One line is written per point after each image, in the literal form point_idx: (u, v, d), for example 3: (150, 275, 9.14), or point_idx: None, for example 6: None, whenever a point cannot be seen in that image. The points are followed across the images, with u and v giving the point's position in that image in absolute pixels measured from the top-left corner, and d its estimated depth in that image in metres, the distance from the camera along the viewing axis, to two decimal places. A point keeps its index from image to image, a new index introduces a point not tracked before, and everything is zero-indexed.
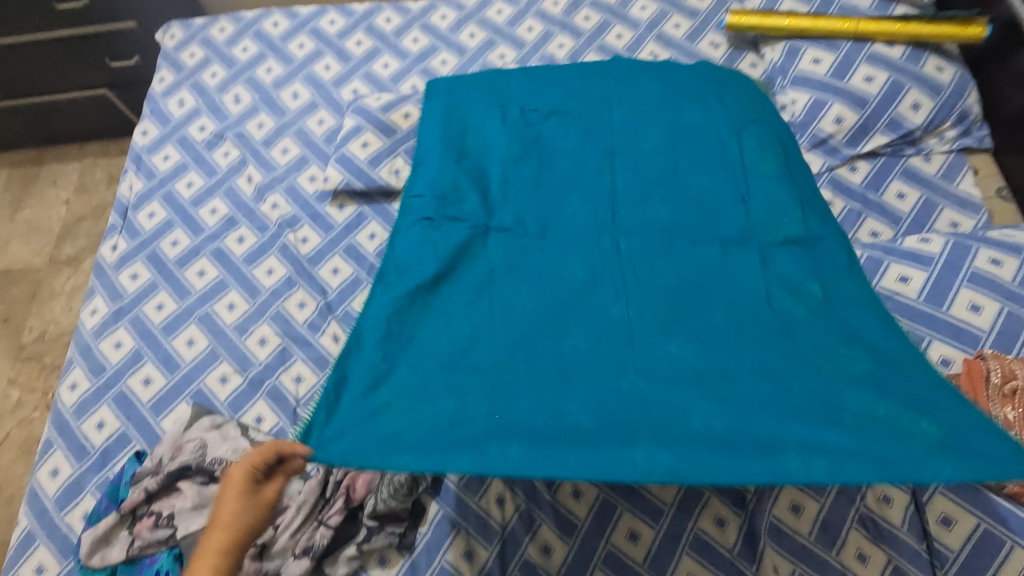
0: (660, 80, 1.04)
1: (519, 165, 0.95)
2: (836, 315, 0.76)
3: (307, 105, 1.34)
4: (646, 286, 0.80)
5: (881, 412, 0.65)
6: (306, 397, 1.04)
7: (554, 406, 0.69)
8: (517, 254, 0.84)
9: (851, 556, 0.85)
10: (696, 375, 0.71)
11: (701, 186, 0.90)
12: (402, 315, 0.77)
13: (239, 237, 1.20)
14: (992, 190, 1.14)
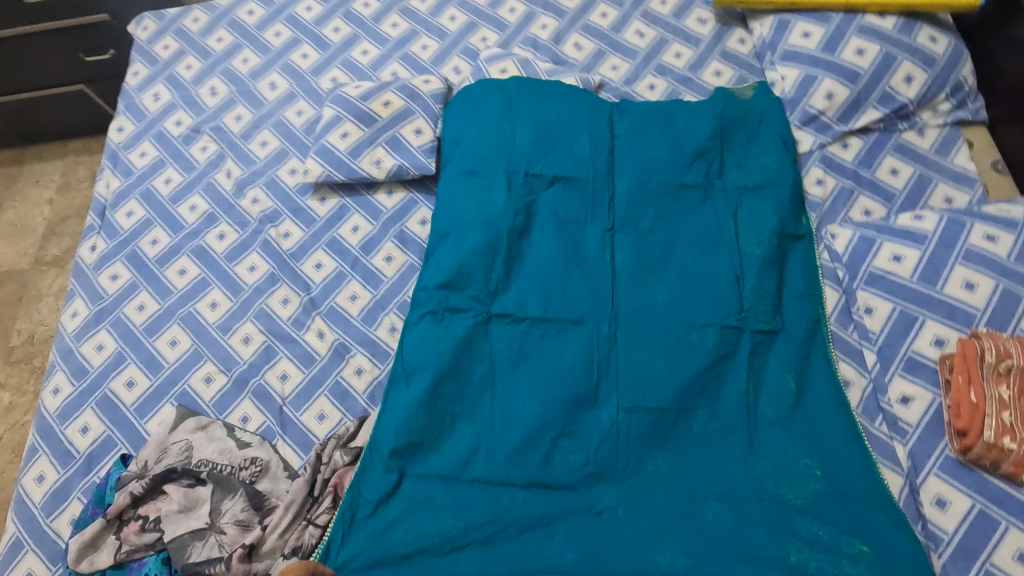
0: (667, 142, 1.07)
1: (522, 242, 1.02)
2: (804, 426, 0.87)
3: (285, 96, 1.30)
4: (636, 386, 0.90)
5: (821, 537, 0.80)
6: (292, 396, 1.02)
7: (542, 533, 0.83)
8: (518, 352, 0.94)
9: None
10: (670, 492, 0.85)
11: (694, 272, 0.98)
12: (412, 425, 0.89)
13: (219, 233, 1.17)
14: (987, 164, 1.10)
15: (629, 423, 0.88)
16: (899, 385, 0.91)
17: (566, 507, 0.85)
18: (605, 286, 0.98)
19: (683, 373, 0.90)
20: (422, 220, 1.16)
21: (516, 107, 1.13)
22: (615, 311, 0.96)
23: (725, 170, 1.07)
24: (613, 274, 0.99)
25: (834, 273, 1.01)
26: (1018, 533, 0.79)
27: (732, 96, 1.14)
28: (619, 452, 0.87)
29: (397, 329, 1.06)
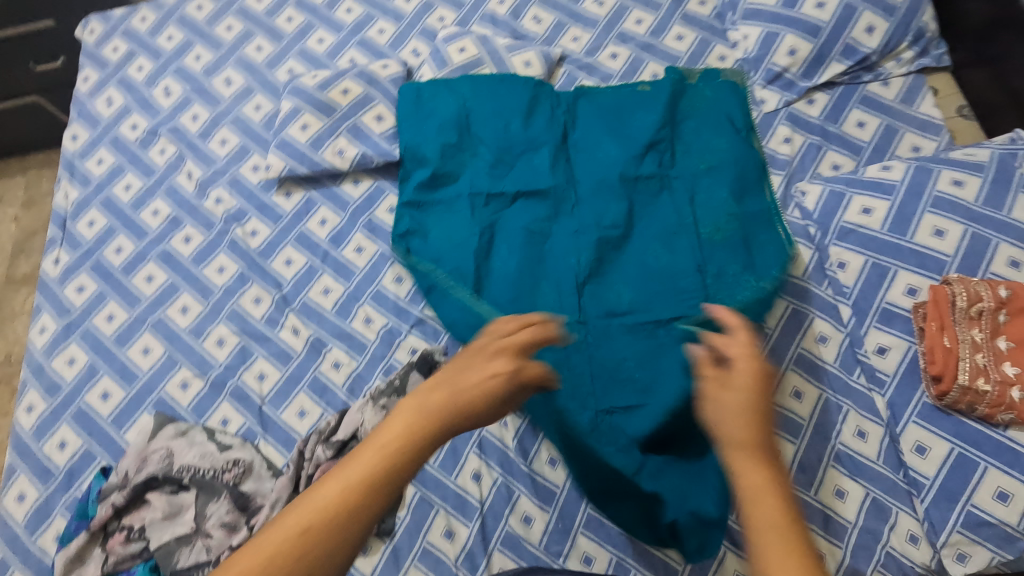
0: (618, 140, 1.07)
1: (491, 258, 1.01)
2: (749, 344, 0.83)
3: (242, 91, 1.27)
4: (608, 376, 0.90)
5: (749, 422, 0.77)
6: (271, 395, 1.01)
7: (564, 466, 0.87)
8: None
9: (828, 494, 0.85)
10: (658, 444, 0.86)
11: (658, 262, 0.97)
12: None
13: (185, 236, 1.15)
14: (953, 109, 1.11)
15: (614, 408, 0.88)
16: (875, 337, 0.91)
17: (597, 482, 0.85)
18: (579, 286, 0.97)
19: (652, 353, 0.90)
20: (390, 207, 1.14)
21: (471, 122, 1.12)
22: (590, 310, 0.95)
23: (679, 158, 1.06)
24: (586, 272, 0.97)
25: (806, 231, 1.01)
26: (997, 473, 0.80)
27: (680, 81, 1.13)
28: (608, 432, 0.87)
29: (373, 320, 1.05)
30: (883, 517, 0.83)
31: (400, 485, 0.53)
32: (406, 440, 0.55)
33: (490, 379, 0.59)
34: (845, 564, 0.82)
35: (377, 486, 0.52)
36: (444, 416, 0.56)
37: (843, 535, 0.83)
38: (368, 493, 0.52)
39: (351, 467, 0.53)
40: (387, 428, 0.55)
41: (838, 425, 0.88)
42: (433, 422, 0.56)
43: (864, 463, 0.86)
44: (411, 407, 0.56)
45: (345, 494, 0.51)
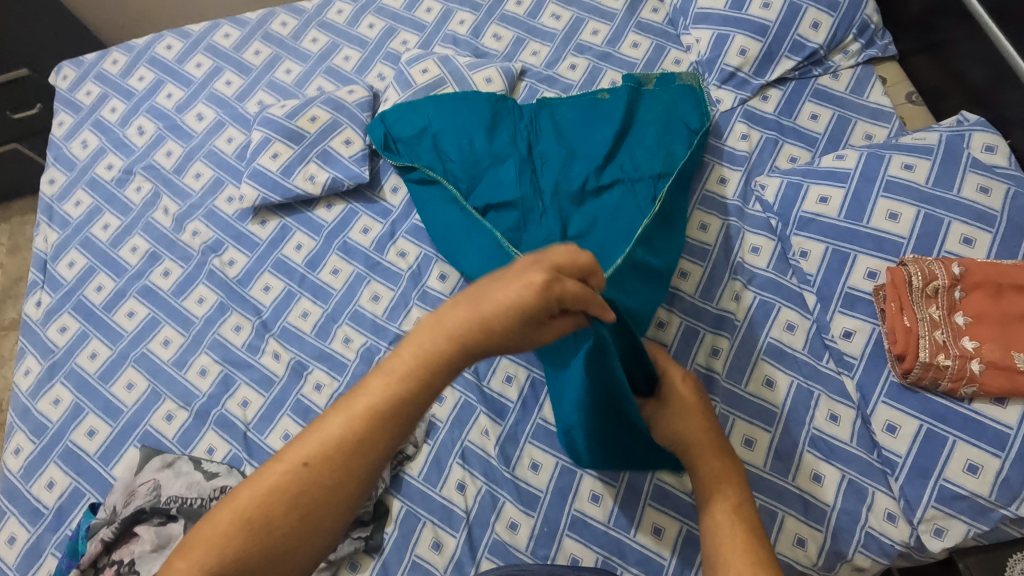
0: (578, 152, 1.10)
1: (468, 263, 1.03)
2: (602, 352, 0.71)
3: (214, 125, 1.30)
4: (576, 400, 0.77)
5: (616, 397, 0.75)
6: (255, 420, 1.02)
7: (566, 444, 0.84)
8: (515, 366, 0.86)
9: (805, 479, 0.87)
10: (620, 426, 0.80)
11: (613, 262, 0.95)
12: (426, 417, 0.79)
13: (164, 270, 1.17)
14: (902, 96, 1.15)
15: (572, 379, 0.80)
16: (841, 321, 0.93)
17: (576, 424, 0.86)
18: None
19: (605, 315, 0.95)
20: (364, 228, 1.16)
21: (439, 142, 1.14)
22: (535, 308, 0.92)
23: (639, 164, 1.07)
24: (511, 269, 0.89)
25: (767, 223, 1.04)
26: (966, 446, 0.81)
27: (636, 91, 1.15)
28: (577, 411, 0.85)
29: (352, 339, 1.06)
30: (861, 497, 0.85)
31: (420, 403, 0.61)
32: (427, 352, 0.60)
33: (518, 291, 0.57)
34: (827, 546, 0.83)
35: (389, 410, 0.60)
36: (453, 333, 0.60)
37: (822, 518, 0.84)
38: (390, 400, 0.60)
39: (379, 377, 0.61)
40: (398, 358, 0.61)
41: (810, 410, 0.90)
42: (446, 347, 0.60)
43: (837, 446, 0.88)
44: (435, 331, 0.60)
45: (370, 401, 0.60)
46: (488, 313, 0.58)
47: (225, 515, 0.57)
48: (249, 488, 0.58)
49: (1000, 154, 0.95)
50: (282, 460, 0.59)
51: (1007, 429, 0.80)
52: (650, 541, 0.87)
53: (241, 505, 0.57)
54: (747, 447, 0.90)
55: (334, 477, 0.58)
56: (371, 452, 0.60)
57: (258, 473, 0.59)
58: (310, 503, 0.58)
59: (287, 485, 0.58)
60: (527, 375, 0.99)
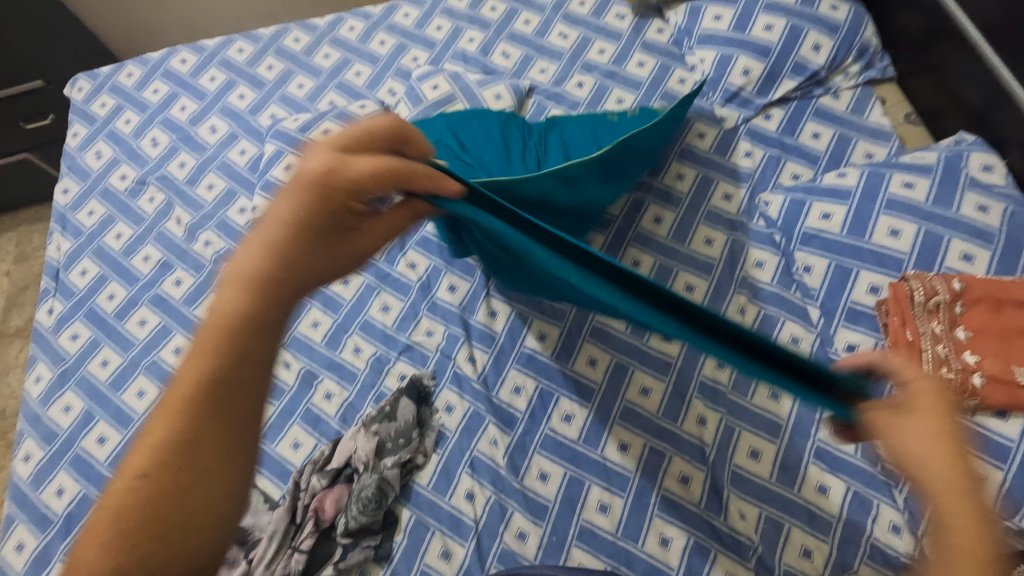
0: None
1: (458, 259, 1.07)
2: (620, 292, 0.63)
3: (226, 137, 1.32)
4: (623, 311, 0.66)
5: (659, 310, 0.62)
6: (265, 429, 1.03)
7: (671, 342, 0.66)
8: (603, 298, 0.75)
9: (811, 490, 0.88)
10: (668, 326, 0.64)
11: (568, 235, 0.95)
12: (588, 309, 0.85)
13: (175, 279, 1.18)
14: (901, 117, 1.18)
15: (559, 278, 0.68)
16: (844, 335, 0.95)
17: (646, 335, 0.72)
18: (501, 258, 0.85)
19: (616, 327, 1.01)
20: None
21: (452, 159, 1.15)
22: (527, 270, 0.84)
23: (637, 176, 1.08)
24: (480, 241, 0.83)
25: (771, 238, 1.06)
26: (969, 458, 0.83)
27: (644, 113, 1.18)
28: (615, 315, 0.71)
29: (362, 349, 1.08)
30: (866, 509, 0.86)
31: (260, 350, 0.53)
32: (232, 308, 0.53)
33: (303, 194, 0.56)
34: (833, 557, 0.84)
35: (225, 365, 0.51)
36: (245, 273, 0.54)
37: (828, 529, 0.85)
38: (212, 358, 0.51)
39: (189, 359, 0.52)
40: (207, 323, 0.53)
41: (815, 422, 0.91)
42: (256, 288, 0.53)
43: (841, 458, 0.89)
44: (233, 282, 0.54)
45: (190, 371, 0.51)
46: (268, 234, 0.55)
47: (88, 549, 0.45)
48: (101, 512, 0.47)
49: (997, 174, 0.98)
50: (118, 479, 0.48)
51: (1008, 442, 0.82)
52: (658, 551, 0.88)
53: (88, 569, 0.44)
54: (753, 458, 0.91)
55: (192, 479, 0.48)
56: (219, 420, 0.50)
57: (89, 535, 0.46)
58: (176, 522, 0.47)
59: (133, 522, 0.46)
60: (536, 386, 1.01)
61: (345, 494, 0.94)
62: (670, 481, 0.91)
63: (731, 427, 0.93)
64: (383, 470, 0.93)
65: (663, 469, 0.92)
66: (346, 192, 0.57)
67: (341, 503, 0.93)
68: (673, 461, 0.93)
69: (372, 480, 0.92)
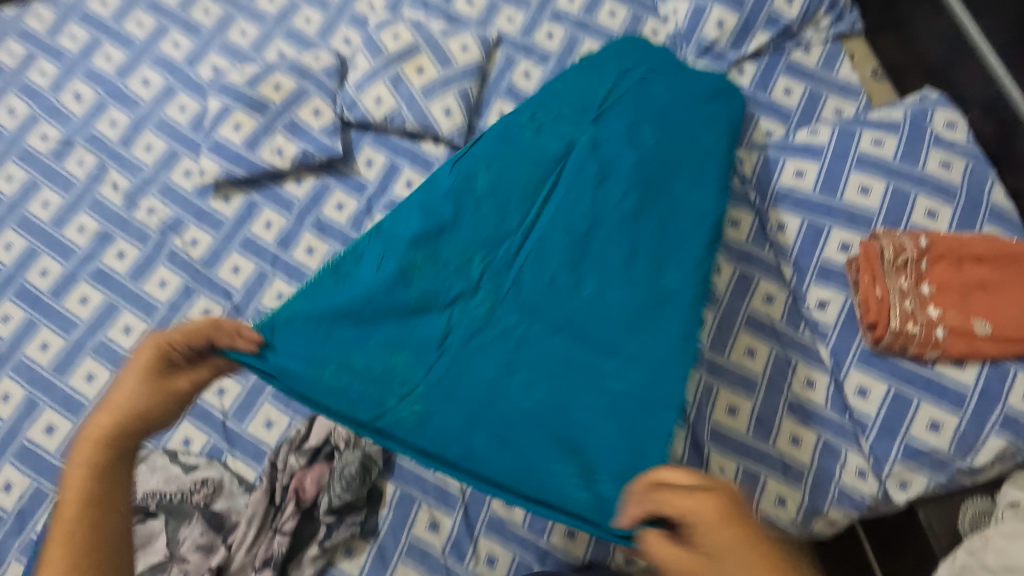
0: (701, 138, 0.91)
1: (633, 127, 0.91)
2: (423, 285, 0.78)
3: (163, 91, 1.19)
4: (455, 267, 0.80)
5: (435, 329, 0.77)
6: (233, 408, 0.97)
7: (472, 252, 0.81)
8: (492, 189, 0.84)
9: (785, 442, 0.92)
10: (393, 340, 0.75)
11: (628, 153, 0.89)
12: (466, 260, 0.80)
13: (118, 252, 1.08)
14: (869, 72, 1.18)
15: (607, 287, 0.80)
16: (817, 292, 0.97)
17: (492, 389, 0.75)
18: (606, 172, 0.87)
19: (680, 140, 0.90)
20: (338, 203, 1.11)
21: (632, 130, 0.91)
22: (625, 165, 0.88)
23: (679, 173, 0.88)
24: (497, 165, 0.87)
25: (746, 197, 1.06)
26: (929, 405, 0.88)
27: (715, 151, 0.90)
28: (575, 421, 0.74)
29: None
30: (835, 458, 0.91)
31: (106, 471, 0.64)
32: (105, 430, 0.65)
33: (152, 394, 0.67)
34: (805, 504, 0.90)
35: (106, 440, 0.65)
36: (88, 462, 0.63)
37: (801, 478, 0.91)
38: (101, 445, 0.64)
39: (75, 472, 0.63)
40: (87, 433, 0.65)
41: (789, 377, 0.95)
42: (102, 447, 0.64)
43: (814, 411, 0.93)
44: (86, 440, 0.65)
45: (99, 428, 0.65)
46: (131, 405, 0.65)
47: (102, 420, 0.65)
48: (103, 414, 0.65)
49: (959, 132, 1.00)
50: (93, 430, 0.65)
51: (964, 389, 0.88)
52: None
53: (134, 392, 0.66)
54: (731, 415, 0.94)
55: (102, 464, 0.64)
56: (96, 496, 0.62)
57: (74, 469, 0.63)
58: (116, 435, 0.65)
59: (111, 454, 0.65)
60: None
61: (326, 472, 0.90)
62: None
63: (710, 385, 0.95)
64: (365, 447, 0.90)
65: None
66: (137, 419, 0.66)
67: (322, 482, 0.89)
68: None
69: (356, 458, 0.89)
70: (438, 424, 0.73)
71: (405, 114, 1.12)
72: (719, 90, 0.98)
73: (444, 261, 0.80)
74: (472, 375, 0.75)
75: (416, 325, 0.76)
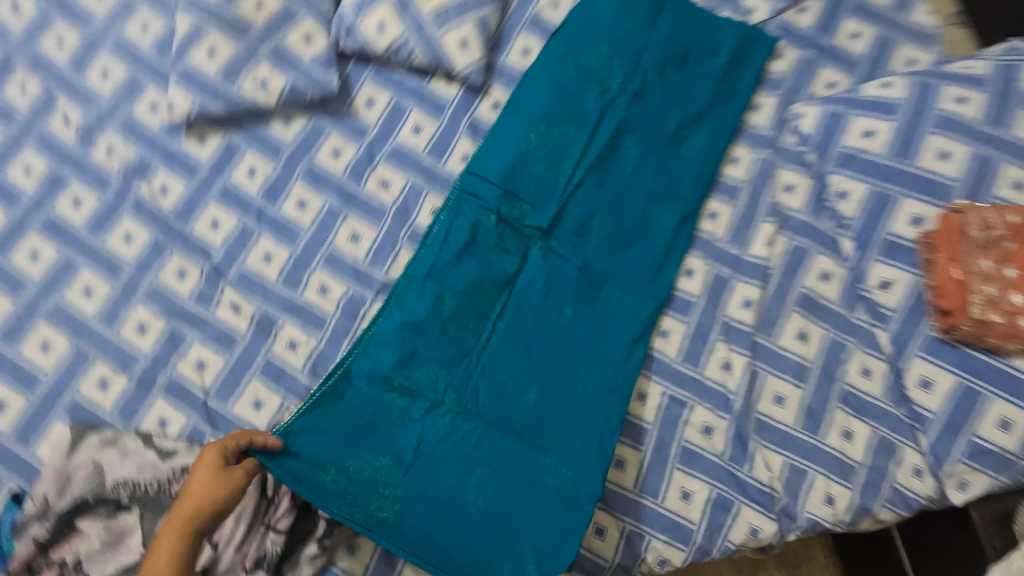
0: (674, 172, 0.92)
1: (610, 167, 0.92)
2: (402, 403, 0.80)
3: (120, 5, 1.00)
4: (430, 372, 0.81)
5: (411, 438, 0.79)
6: (215, 386, 0.85)
7: (446, 366, 0.81)
8: (475, 285, 0.84)
9: (836, 436, 0.84)
10: (372, 456, 0.77)
11: (608, 218, 0.90)
12: (445, 365, 0.81)
13: (73, 199, 0.92)
14: (946, 16, 1.03)
15: (546, 406, 0.81)
16: (878, 271, 0.85)
17: (459, 485, 0.77)
18: (581, 251, 0.88)
19: (659, 179, 0.92)
20: (334, 149, 0.95)
21: (607, 182, 0.91)
22: (575, 269, 0.87)
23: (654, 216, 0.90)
24: (472, 270, 0.85)
25: (804, 158, 0.93)
26: (1004, 404, 0.78)
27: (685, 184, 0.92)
28: (508, 526, 0.76)
29: (329, 288, 0.89)
30: (889, 454, 0.83)
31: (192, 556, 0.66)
32: (190, 521, 0.66)
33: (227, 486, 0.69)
34: (854, 504, 0.82)
35: (191, 524, 0.66)
36: (178, 541, 0.65)
37: (851, 476, 0.83)
38: (186, 535, 0.66)
39: (165, 538, 0.65)
40: (170, 521, 0.66)
41: (843, 364, 0.86)
42: (190, 527, 0.66)
43: (868, 402, 0.85)
44: (172, 521, 0.66)
45: (184, 516, 0.66)
46: (212, 495, 0.67)
47: (186, 505, 0.67)
48: (188, 500, 0.67)
49: None
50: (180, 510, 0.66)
51: None
52: (679, 506, 0.82)
53: (210, 487, 0.68)
54: (779, 405, 0.85)
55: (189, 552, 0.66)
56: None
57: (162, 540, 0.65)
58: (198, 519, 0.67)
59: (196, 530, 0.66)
60: None
61: None
62: (692, 432, 0.84)
63: (756, 371, 0.86)
64: None
65: (684, 419, 0.84)
66: (216, 512, 0.68)
67: None
68: (695, 410, 0.85)
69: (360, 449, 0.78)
70: (417, 528, 0.76)
71: (412, 43, 0.95)
72: (677, 129, 0.94)
73: (424, 370, 0.81)
74: (444, 478, 0.77)
75: (392, 433, 0.78)
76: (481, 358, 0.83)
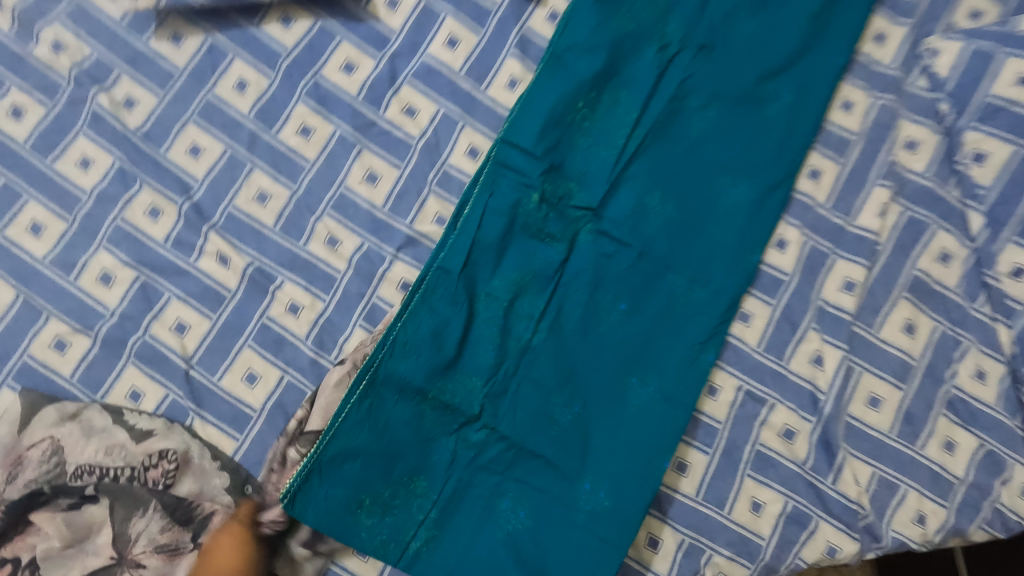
0: (760, 140, 0.73)
1: (682, 128, 0.73)
2: (432, 415, 0.66)
3: None
4: (466, 380, 0.67)
5: (442, 455, 0.66)
6: (199, 354, 0.70)
7: (481, 372, 0.67)
8: (520, 272, 0.69)
9: (937, 450, 0.70)
10: (393, 478, 0.65)
11: (678, 189, 0.72)
12: (480, 367, 0.67)
13: (13, 108, 0.72)
14: None
15: (592, 422, 0.68)
16: (1014, 255, 0.70)
17: (491, 510, 0.66)
18: (644, 229, 0.72)
19: (740, 144, 0.73)
20: (346, 62, 0.75)
21: (676, 144, 0.73)
22: (631, 257, 0.71)
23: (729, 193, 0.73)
24: (512, 262, 0.69)
25: (934, 108, 0.76)
26: None
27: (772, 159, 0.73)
28: (547, 560, 0.65)
29: (340, 241, 0.72)
30: (997, 472, 0.69)
31: None
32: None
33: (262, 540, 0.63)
34: (951, 526, 0.68)
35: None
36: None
37: (949, 496, 0.69)
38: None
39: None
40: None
41: (953, 365, 0.71)
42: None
43: (980, 411, 0.70)
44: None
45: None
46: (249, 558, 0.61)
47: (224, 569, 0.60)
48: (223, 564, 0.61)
49: None
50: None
51: None
52: (749, 520, 0.70)
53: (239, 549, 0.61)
54: (873, 408, 0.72)
55: None
56: None
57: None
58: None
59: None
60: None
61: None
62: (770, 434, 0.72)
63: (851, 366, 0.72)
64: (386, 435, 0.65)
65: (761, 418, 0.72)
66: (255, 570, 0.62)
67: None
68: (776, 409, 0.72)
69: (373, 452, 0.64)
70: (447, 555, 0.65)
71: None
72: (760, 79, 0.74)
73: (458, 375, 0.67)
74: (476, 502, 0.66)
75: (418, 450, 0.66)
76: (522, 361, 0.68)
